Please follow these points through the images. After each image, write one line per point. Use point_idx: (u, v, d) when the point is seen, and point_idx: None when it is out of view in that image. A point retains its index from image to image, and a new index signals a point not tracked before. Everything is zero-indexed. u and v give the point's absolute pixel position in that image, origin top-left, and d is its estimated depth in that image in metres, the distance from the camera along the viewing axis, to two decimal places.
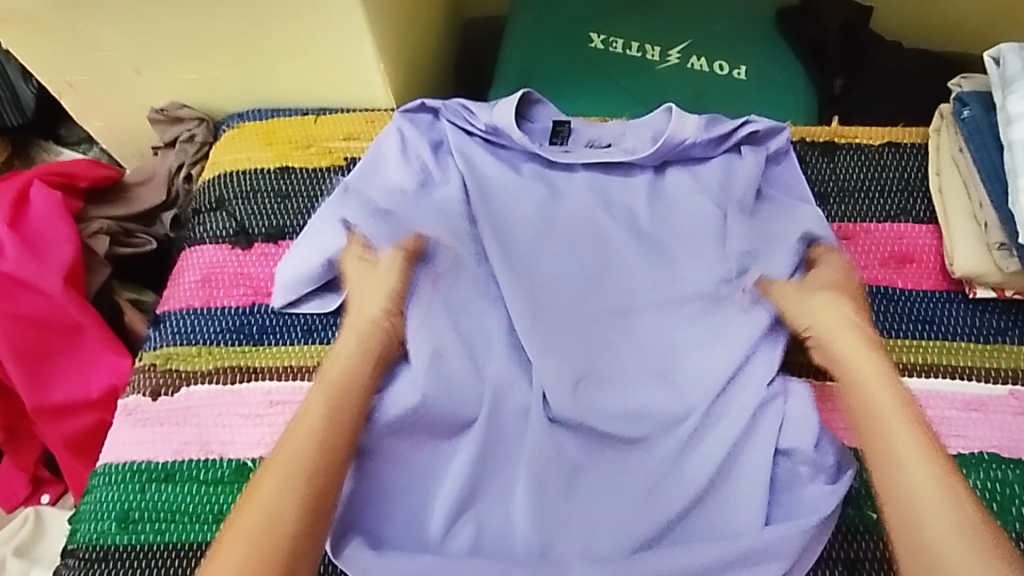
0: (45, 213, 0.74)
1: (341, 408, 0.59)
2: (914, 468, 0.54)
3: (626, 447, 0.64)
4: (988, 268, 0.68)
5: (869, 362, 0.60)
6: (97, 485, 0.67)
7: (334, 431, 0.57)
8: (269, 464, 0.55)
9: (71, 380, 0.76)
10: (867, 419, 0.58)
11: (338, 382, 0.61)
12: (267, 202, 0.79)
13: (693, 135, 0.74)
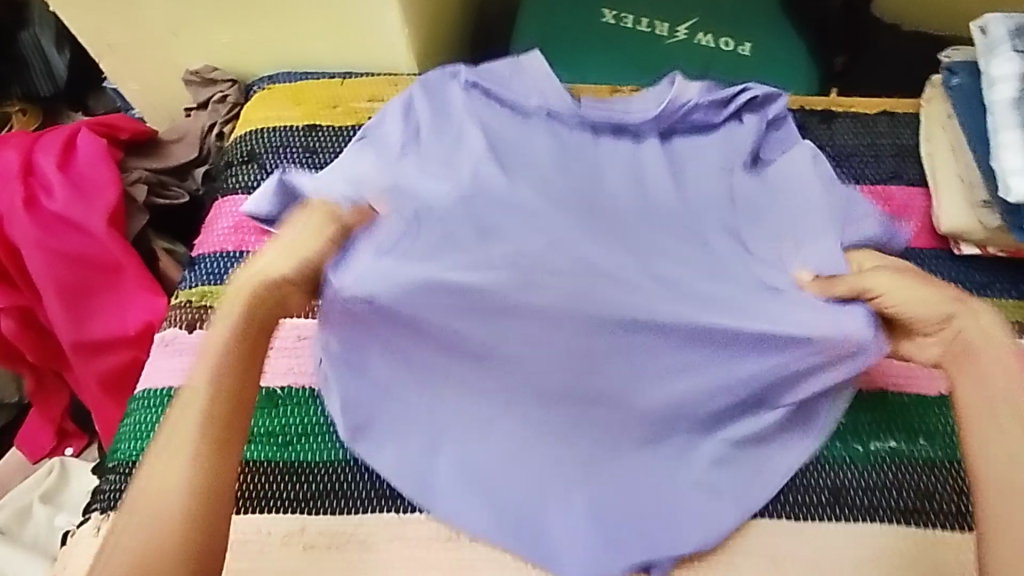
0: (91, 158, 0.80)
1: (224, 367, 0.57)
2: (1020, 470, 0.53)
3: None
4: (972, 225, 0.72)
5: (1001, 344, 0.57)
6: (134, 409, 0.72)
7: (219, 394, 0.57)
8: (158, 445, 0.55)
9: (110, 317, 0.81)
10: (972, 410, 0.56)
11: (227, 337, 0.58)
12: (296, 156, 0.84)
13: (695, 98, 0.74)
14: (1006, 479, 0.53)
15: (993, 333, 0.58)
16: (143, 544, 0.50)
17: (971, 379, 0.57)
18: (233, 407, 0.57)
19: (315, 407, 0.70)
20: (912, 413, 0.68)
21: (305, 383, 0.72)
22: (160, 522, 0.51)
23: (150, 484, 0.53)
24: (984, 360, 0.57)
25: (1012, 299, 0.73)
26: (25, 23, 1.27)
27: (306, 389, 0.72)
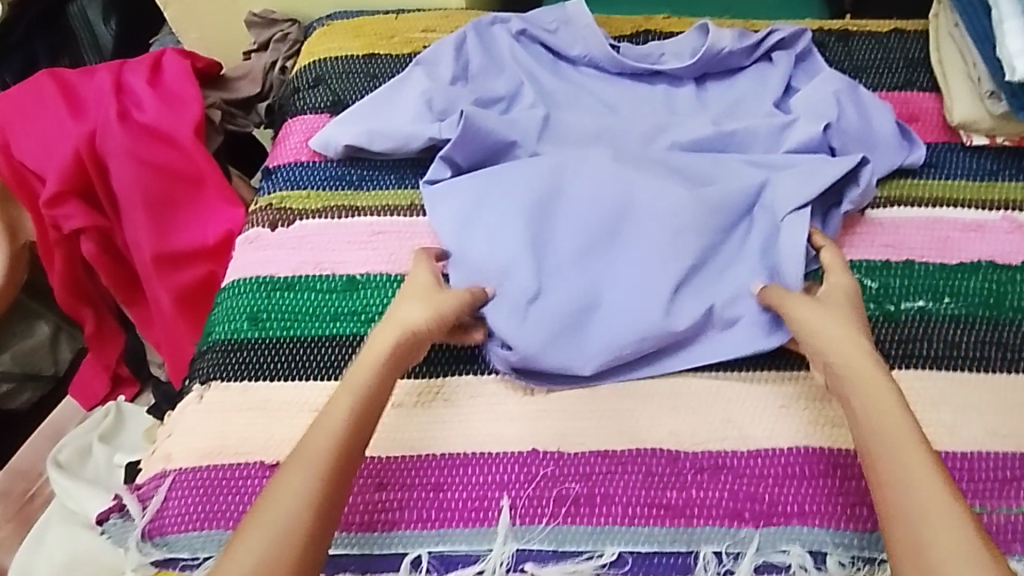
0: (178, 77, 0.90)
1: (370, 399, 0.62)
2: (927, 493, 0.52)
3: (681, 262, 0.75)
4: (980, 116, 0.80)
5: (873, 374, 0.60)
6: (226, 297, 0.78)
7: (356, 427, 0.60)
8: (284, 468, 0.57)
9: (192, 228, 0.88)
10: (874, 441, 0.56)
11: (380, 366, 0.65)
12: (360, 80, 0.91)
13: (730, 44, 0.86)
14: (913, 496, 0.52)
15: (862, 356, 0.62)
16: (268, 554, 0.51)
17: (869, 408, 0.58)
18: (359, 440, 0.60)
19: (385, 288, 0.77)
20: (936, 277, 0.75)
21: (383, 270, 0.78)
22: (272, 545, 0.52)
23: (279, 495, 0.54)
24: (863, 382, 0.59)
25: (1019, 182, 0.81)
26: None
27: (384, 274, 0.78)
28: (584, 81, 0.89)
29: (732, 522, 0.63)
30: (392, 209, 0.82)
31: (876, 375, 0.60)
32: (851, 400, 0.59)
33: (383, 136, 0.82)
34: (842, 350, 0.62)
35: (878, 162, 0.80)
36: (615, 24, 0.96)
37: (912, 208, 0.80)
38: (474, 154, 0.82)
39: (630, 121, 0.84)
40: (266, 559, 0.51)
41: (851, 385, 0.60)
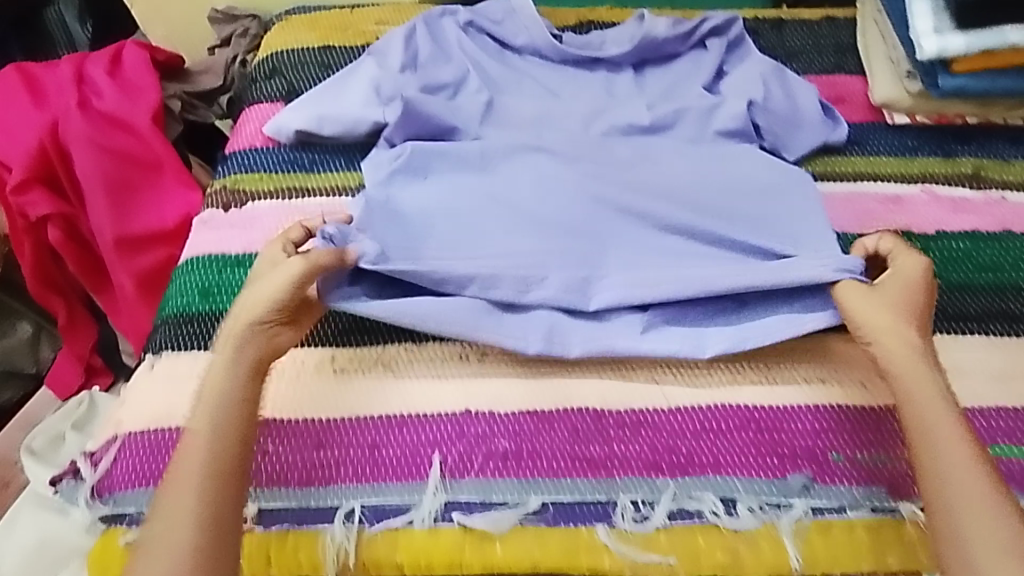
0: (137, 65, 0.95)
1: (224, 403, 0.63)
2: (974, 503, 0.57)
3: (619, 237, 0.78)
4: (899, 95, 0.84)
5: (921, 370, 0.63)
6: (179, 274, 0.81)
7: (220, 434, 0.62)
8: (162, 493, 0.59)
9: (152, 211, 0.92)
10: (932, 431, 0.60)
11: (229, 364, 0.65)
12: (314, 72, 0.95)
13: (663, 32, 0.91)
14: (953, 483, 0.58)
15: (938, 392, 0.62)
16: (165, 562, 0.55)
17: (923, 406, 0.62)
18: (235, 453, 0.61)
19: None
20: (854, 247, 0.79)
21: None
22: (169, 561, 0.55)
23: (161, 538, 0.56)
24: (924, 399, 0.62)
25: (939, 156, 0.84)
26: None
27: None
28: (528, 68, 0.94)
29: (648, 472, 0.67)
30: (340, 190, 0.86)
31: (938, 387, 0.63)
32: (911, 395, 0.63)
33: (331, 120, 0.86)
34: (910, 386, 0.63)
35: (803, 139, 0.84)
36: (561, 16, 1.00)
37: (835, 183, 0.83)
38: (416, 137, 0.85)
39: (569, 106, 0.88)
40: None
41: (907, 384, 0.63)
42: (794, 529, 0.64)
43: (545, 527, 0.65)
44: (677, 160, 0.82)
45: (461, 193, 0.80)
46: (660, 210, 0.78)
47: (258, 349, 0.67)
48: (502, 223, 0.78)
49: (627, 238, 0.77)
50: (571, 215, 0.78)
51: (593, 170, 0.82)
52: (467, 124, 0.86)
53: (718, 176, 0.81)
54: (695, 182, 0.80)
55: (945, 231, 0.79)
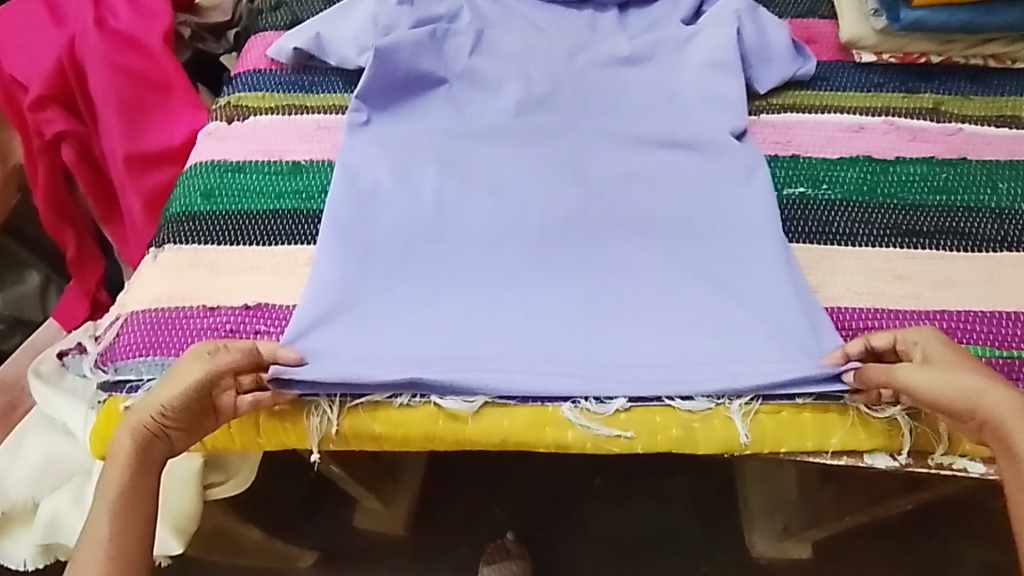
0: None
1: (141, 468, 0.64)
2: None
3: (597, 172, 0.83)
4: (864, 32, 0.89)
5: (1014, 404, 0.59)
6: (185, 179, 0.86)
7: (128, 502, 0.63)
8: (78, 548, 0.62)
9: (161, 129, 0.98)
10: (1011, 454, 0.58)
11: (142, 431, 0.65)
12: (316, 4, 1.01)
13: None
14: None
15: None
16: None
17: (1022, 440, 0.58)
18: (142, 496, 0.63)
19: (315, 173, 0.86)
20: (817, 168, 0.84)
21: (324, 158, 0.87)
22: None
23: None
24: (1023, 432, 0.58)
25: (901, 92, 0.89)
26: None
27: (325, 162, 0.87)
28: (518, 6, 0.99)
29: (614, 358, 0.71)
30: (338, 108, 0.91)
31: None
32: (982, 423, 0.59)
33: (332, 46, 0.92)
34: (1006, 418, 0.58)
35: (774, 72, 0.89)
36: None
37: (801, 112, 0.88)
38: (403, 67, 0.90)
39: (555, 43, 0.94)
40: None
41: (999, 413, 0.59)
42: (744, 411, 0.69)
43: (515, 403, 0.70)
44: (651, 95, 0.88)
45: (430, 139, 0.87)
46: (630, 156, 0.84)
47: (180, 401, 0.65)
48: (471, 242, 0.79)
49: (602, 244, 0.78)
50: (550, 154, 0.84)
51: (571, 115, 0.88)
52: (456, 62, 0.92)
53: (681, 127, 0.85)
54: (665, 183, 0.82)
55: (903, 156, 0.84)
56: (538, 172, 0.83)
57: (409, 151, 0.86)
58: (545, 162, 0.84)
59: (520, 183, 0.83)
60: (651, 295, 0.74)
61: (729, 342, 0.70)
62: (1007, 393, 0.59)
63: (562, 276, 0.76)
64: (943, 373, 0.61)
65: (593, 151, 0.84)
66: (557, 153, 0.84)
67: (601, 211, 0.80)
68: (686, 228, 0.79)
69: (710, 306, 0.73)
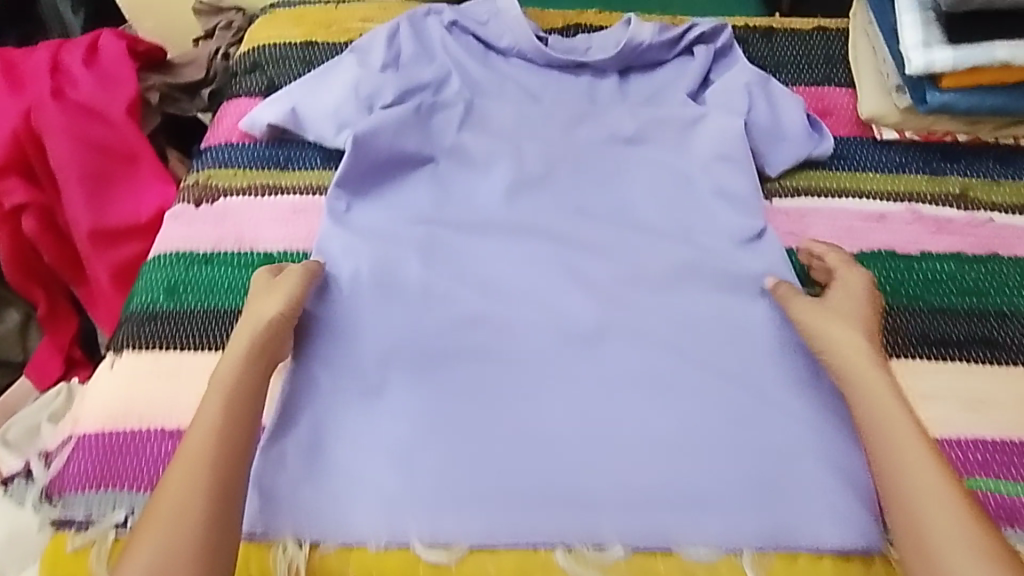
0: (115, 56, 0.94)
1: (235, 397, 0.63)
2: (928, 492, 0.56)
3: (600, 263, 0.76)
4: (887, 110, 0.83)
5: (861, 345, 0.64)
6: (147, 270, 0.79)
7: (225, 429, 0.61)
8: (173, 465, 0.59)
9: (126, 204, 0.90)
10: (895, 450, 0.58)
11: (241, 360, 0.66)
12: (294, 67, 0.94)
13: (648, 38, 0.89)
14: (910, 482, 0.57)
15: (875, 363, 0.63)
16: (163, 557, 0.54)
17: (866, 393, 0.62)
18: (246, 421, 0.63)
19: None
20: None
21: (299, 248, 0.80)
22: (166, 538, 0.55)
23: (165, 498, 0.57)
24: (859, 377, 0.63)
25: (925, 175, 0.82)
26: None
27: (301, 251, 0.80)
28: (510, 71, 0.92)
29: (611, 496, 0.64)
30: (316, 188, 0.84)
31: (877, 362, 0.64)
32: (874, 416, 0.61)
33: (311, 119, 0.86)
34: (854, 358, 0.64)
35: (787, 154, 0.83)
36: (549, 19, 0.98)
37: (817, 197, 0.82)
38: (386, 151, 0.83)
39: (552, 115, 0.88)
40: (161, 559, 0.54)
41: (847, 366, 0.64)
42: (756, 561, 0.62)
43: (501, 549, 0.63)
44: (655, 179, 0.82)
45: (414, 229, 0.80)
46: (635, 249, 0.77)
47: (270, 338, 0.68)
48: (459, 349, 0.72)
49: (601, 356, 0.71)
50: (549, 238, 0.77)
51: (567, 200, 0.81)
52: (447, 140, 0.85)
53: (686, 217, 0.79)
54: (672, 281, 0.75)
55: (928, 252, 0.77)
56: (533, 260, 0.76)
57: (391, 243, 0.79)
58: (541, 248, 0.77)
59: (513, 274, 0.76)
60: (655, 421, 0.67)
61: (740, 478, 0.64)
62: (856, 334, 0.65)
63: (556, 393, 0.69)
64: (841, 331, 0.66)
65: (592, 244, 0.77)
66: (555, 241, 0.77)
67: (606, 316, 0.73)
68: (693, 339, 0.72)
69: (721, 434, 0.66)
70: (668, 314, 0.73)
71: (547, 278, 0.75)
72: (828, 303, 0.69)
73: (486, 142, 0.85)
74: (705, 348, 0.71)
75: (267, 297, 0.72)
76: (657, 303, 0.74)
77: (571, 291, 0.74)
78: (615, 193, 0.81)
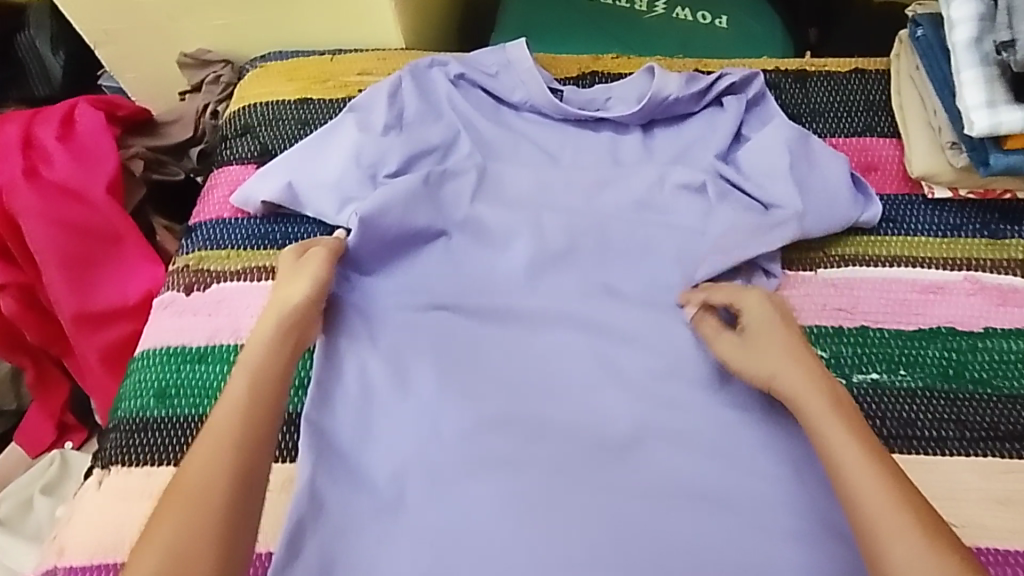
0: (93, 129, 0.86)
1: (263, 380, 0.61)
2: (883, 511, 0.51)
3: (637, 358, 0.70)
4: (941, 168, 0.75)
5: (792, 371, 0.61)
6: (134, 368, 0.73)
7: (253, 411, 0.59)
8: (197, 443, 0.57)
9: (111, 287, 0.83)
10: (837, 458, 0.55)
11: (269, 344, 0.64)
12: (289, 128, 0.87)
13: (675, 91, 0.82)
14: (857, 499, 0.53)
15: (808, 387, 0.60)
16: (181, 543, 0.52)
17: (812, 412, 0.58)
18: (273, 397, 0.61)
19: None
20: (892, 346, 0.70)
21: None
22: (188, 520, 0.53)
23: (184, 482, 0.55)
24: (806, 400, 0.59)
25: (983, 238, 0.75)
26: (21, 26, 1.16)
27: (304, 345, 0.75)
28: (524, 128, 0.85)
29: None
30: None
31: (812, 380, 0.60)
32: (805, 417, 0.59)
33: (309, 192, 0.79)
34: (789, 385, 0.61)
35: (831, 219, 0.75)
36: (563, 65, 0.91)
37: (867, 266, 0.74)
38: (396, 228, 0.76)
39: (573, 175, 0.80)
40: (181, 546, 0.52)
41: (790, 395, 0.61)
42: None
43: None
44: (688, 259, 0.76)
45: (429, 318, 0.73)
46: (669, 339, 0.71)
47: (298, 322, 0.67)
48: (484, 459, 0.65)
49: (641, 465, 0.65)
50: (570, 330, 0.72)
51: (592, 282, 0.75)
52: (465, 208, 0.79)
53: None
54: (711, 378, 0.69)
55: (993, 327, 0.71)
56: (558, 354, 0.71)
57: (409, 334, 0.72)
58: (566, 341, 0.72)
59: (538, 371, 0.70)
60: (705, 540, 0.61)
61: None
62: (787, 363, 0.62)
63: (594, 509, 0.62)
64: (777, 366, 0.62)
65: (623, 332, 0.72)
66: (587, 336, 0.72)
67: (643, 416, 0.67)
68: (742, 447, 0.66)
69: (777, 557, 0.60)
70: (713, 417, 0.67)
71: (581, 376, 0.70)
72: (744, 341, 0.66)
73: (504, 211, 0.79)
74: (755, 458, 0.65)
75: (297, 279, 0.70)
76: (698, 404, 0.68)
77: (606, 389, 0.69)
78: (644, 265, 0.76)
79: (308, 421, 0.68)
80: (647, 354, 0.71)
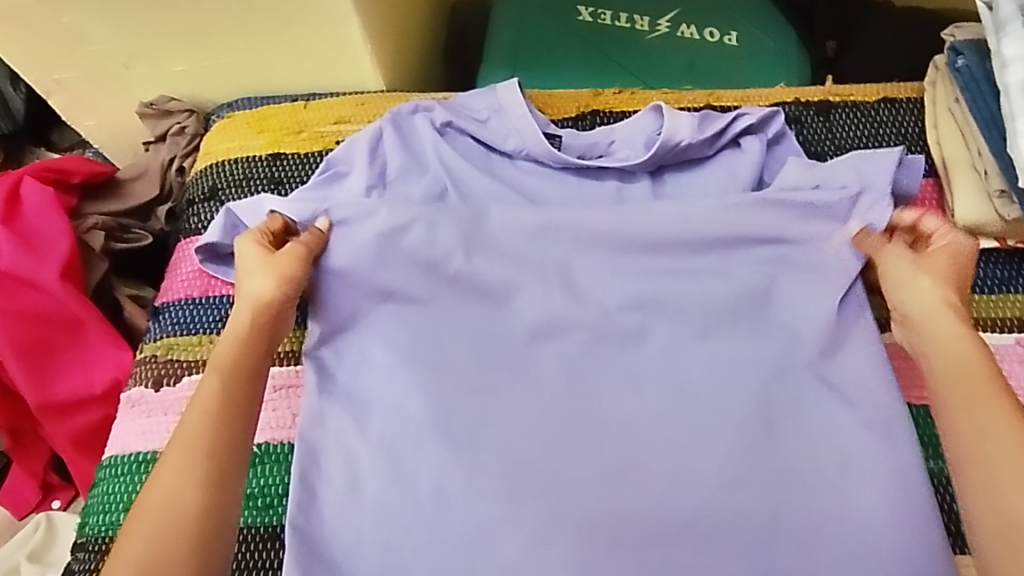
0: (40, 207, 0.79)
1: (233, 382, 0.61)
2: (991, 436, 0.55)
3: (658, 439, 0.64)
4: (988, 217, 0.67)
5: (938, 303, 0.63)
6: (103, 477, 0.67)
7: (225, 414, 0.58)
8: (172, 447, 0.57)
9: (76, 376, 0.77)
10: (944, 381, 0.59)
11: (241, 341, 0.63)
12: (260, 189, 0.79)
13: (687, 136, 0.74)
14: (970, 419, 0.56)
15: (951, 320, 0.62)
16: (152, 558, 0.51)
17: (934, 338, 0.62)
18: (245, 400, 0.60)
19: (270, 466, 0.68)
20: None
21: (281, 439, 0.69)
22: (161, 530, 0.52)
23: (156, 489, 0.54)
24: (936, 333, 0.62)
25: None
26: None
27: (284, 444, 0.69)
28: (519, 179, 0.77)
29: None
30: (294, 355, 0.72)
31: (948, 307, 0.63)
32: (931, 335, 0.62)
33: None
34: (934, 326, 0.62)
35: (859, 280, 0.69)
36: (559, 104, 0.83)
37: None
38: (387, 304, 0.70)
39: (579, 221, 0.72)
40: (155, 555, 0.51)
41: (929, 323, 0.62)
42: None
43: None
44: (712, 328, 0.68)
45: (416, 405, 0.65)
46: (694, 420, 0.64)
47: (270, 317, 0.65)
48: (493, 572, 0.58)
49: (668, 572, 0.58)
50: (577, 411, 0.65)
51: (611, 352, 0.68)
52: (457, 270, 0.71)
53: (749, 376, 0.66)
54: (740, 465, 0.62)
55: None
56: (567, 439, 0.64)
57: (400, 425, 0.65)
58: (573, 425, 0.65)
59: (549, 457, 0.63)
60: None
61: None
62: (933, 293, 0.63)
63: None
64: (925, 294, 0.64)
65: (640, 418, 0.65)
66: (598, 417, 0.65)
67: (664, 514, 0.60)
68: (780, 548, 0.59)
69: None
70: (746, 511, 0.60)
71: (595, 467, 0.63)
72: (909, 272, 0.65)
73: (504, 272, 0.71)
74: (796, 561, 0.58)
75: (263, 274, 0.67)
76: (727, 496, 0.61)
77: (624, 479, 0.62)
78: (658, 335, 0.68)
79: (293, 536, 0.61)
80: (668, 438, 0.64)
